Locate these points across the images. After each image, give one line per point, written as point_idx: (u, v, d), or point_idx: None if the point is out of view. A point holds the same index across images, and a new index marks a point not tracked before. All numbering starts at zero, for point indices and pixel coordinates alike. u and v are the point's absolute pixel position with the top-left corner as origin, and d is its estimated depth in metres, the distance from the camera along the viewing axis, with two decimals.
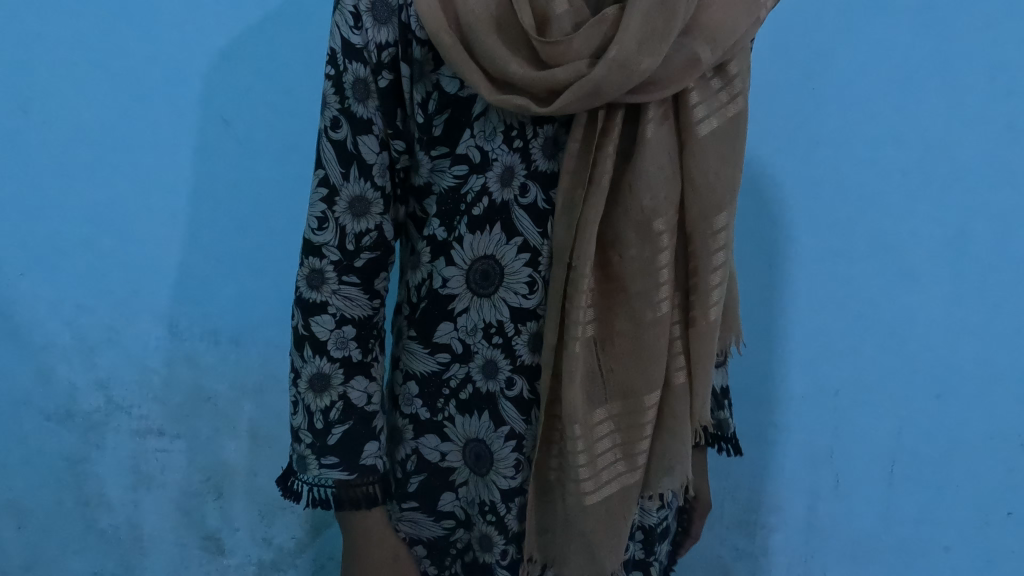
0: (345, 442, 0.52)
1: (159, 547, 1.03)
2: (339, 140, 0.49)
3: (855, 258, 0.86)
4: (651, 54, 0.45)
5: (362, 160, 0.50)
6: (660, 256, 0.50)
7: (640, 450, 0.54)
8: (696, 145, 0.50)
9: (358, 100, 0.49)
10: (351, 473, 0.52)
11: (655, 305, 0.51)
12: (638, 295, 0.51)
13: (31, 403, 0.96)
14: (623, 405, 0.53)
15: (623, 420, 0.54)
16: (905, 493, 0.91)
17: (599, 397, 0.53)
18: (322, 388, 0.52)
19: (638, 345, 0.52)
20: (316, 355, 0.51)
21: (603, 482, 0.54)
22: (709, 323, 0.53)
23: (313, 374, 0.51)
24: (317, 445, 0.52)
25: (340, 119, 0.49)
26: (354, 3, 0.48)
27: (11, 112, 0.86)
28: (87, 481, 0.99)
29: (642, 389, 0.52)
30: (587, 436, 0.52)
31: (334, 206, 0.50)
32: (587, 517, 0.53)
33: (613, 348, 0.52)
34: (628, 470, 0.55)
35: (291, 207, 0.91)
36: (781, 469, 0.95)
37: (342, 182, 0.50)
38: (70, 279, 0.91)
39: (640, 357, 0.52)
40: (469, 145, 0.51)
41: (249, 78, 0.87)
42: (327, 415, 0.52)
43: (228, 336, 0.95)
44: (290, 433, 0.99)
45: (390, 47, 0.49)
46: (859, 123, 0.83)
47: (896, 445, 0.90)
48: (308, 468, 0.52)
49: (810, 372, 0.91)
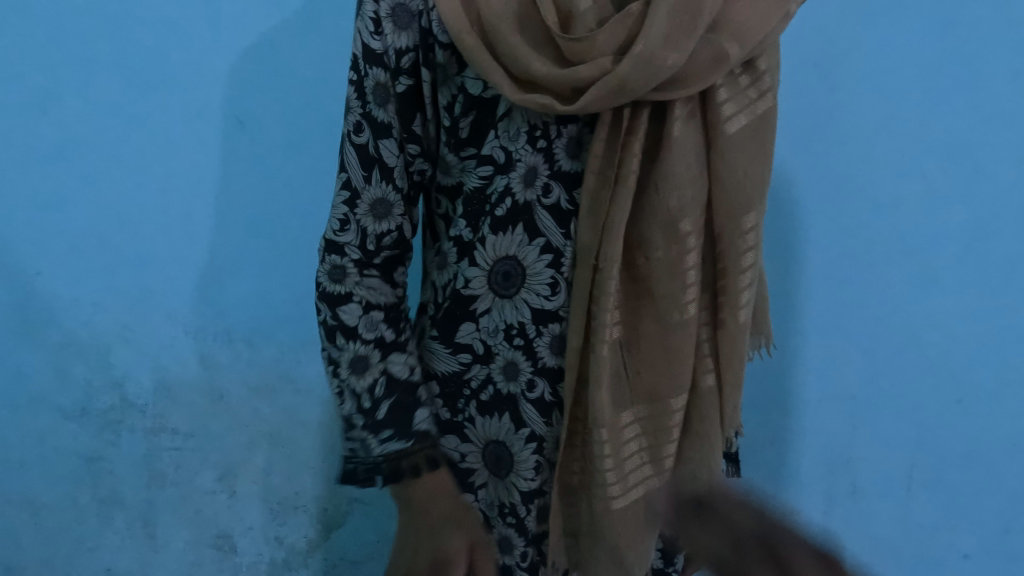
0: (396, 412, 0.50)
1: (173, 545, 1.03)
2: (362, 145, 0.48)
3: (875, 261, 0.84)
4: (676, 49, 0.45)
5: (383, 164, 0.49)
6: (687, 256, 0.50)
7: (666, 454, 0.54)
8: (723, 143, 0.49)
9: (379, 104, 0.48)
10: (408, 440, 0.50)
11: (682, 307, 0.50)
12: (664, 296, 0.50)
13: (47, 402, 0.96)
14: (650, 409, 0.53)
15: (649, 424, 0.53)
16: (925, 500, 0.89)
17: (625, 400, 0.52)
18: (363, 369, 0.50)
19: (664, 348, 0.51)
20: (349, 341, 0.49)
21: (629, 487, 0.53)
22: (738, 324, 0.52)
23: (352, 357, 0.50)
24: (370, 424, 0.50)
25: (362, 124, 0.48)
26: (374, 8, 0.47)
27: (29, 112, 0.86)
28: (102, 478, 1.00)
29: (668, 392, 0.52)
30: (614, 441, 0.51)
31: (355, 210, 0.49)
32: (615, 523, 0.53)
33: (639, 351, 0.52)
34: (655, 473, 0.55)
35: (305, 206, 0.91)
36: (796, 473, 0.94)
37: (364, 185, 0.48)
38: (87, 278, 0.91)
39: (667, 360, 0.51)
40: (495, 146, 0.50)
41: (264, 77, 0.86)
42: (372, 392, 0.50)
43: (243, 335, 0.95)
44: (304, 431, 0.99)
45: (410, 52, 0.49)
46: (881, 123, 0.81)
47: (916, 450, 0.88)
48: (368, 450, 0.50)
49: (824, 375, 0.90)
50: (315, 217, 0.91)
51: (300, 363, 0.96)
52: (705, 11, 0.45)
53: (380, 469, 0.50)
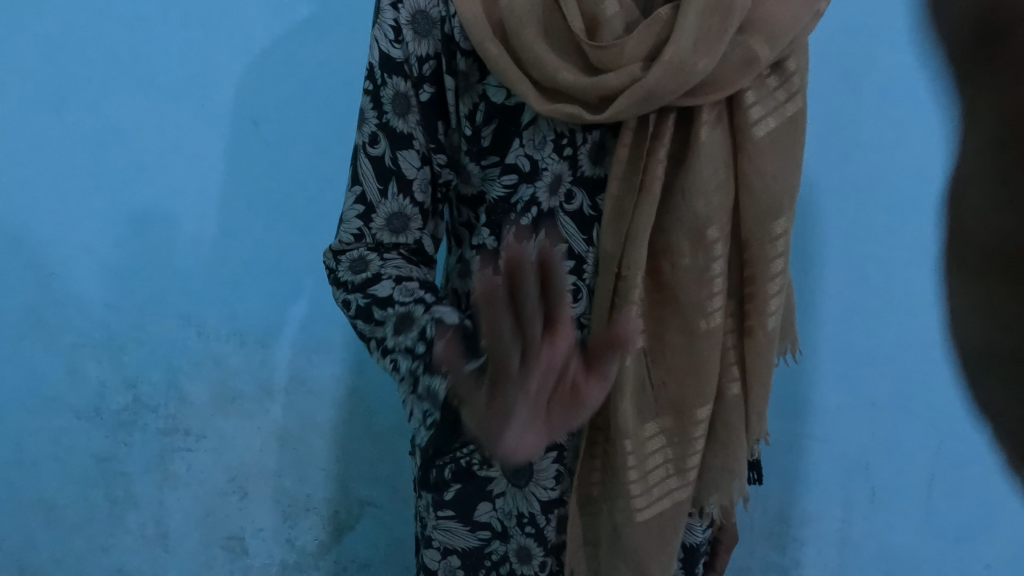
0: (456, 340, 0.43)
1: (185, 546, 1.03)
2: (378, 156, 0.48)
3: (896, 265, 0.83)
4: (707, 55, 0.44)
5: (401, 175, 0.49)
6: (713, 264, 0.49)
7: (691, 465, 0.53)
8: (751, 147, 0.48)
9: (399, 115, 0.48)
10: (480, 357, 0.42)
11: (707, 315, 0.49)
12: (689, 304, 0.49)
13: (60, 401, 0.96)
14: (675, 419, 0.52)
15: (674, 434, 0.53)
16: (948, 510, 0.87)
17: (650, 410, 0.52)
18: (408, 324, 0.46)
19: (689, 357, 0.50)
20: (384, 309, 0.47)
21: (653, 497, 0.53)
22: (767, 333, 0.51)
23: (396, 319, 0.46)
24: (429, 365, 0.43)
25: (379, 135, 0.48)
26: (394, 16, 0.47)
27: (46, 113, 0.86)
28: (115, 478, 1.00)
29: (693, 402, 0.51)
30: (637, 450, 0.51)
31: (370, 223, 0.49)
32: (637, 534, 0.52)
33: (664, 360, 0.51)
34: (681, 484, 0.53)
35: (319, 208, 0.91)
36: (813, 481, 0.93)
37: (380, 200, 0.49)
38: (101, 279, 0.91)
39: (692, 371, 0.51)
40: (519, 155, 0.49)
41: (279, 78, 0.86)
42: (424, 336, 0.44)
43: (255, 336, 0.95)
44: (316, 433, 0.99)
45: (431, 60, 0.49)
46: (904, 125, 0.79)
47: (938, 460, 0.86)
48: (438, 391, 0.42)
49: (843, 382, 0.88)
50: (329, 219, 0.91)
51: (313, 365, 0.96)
52: (736, 11, 0.45)
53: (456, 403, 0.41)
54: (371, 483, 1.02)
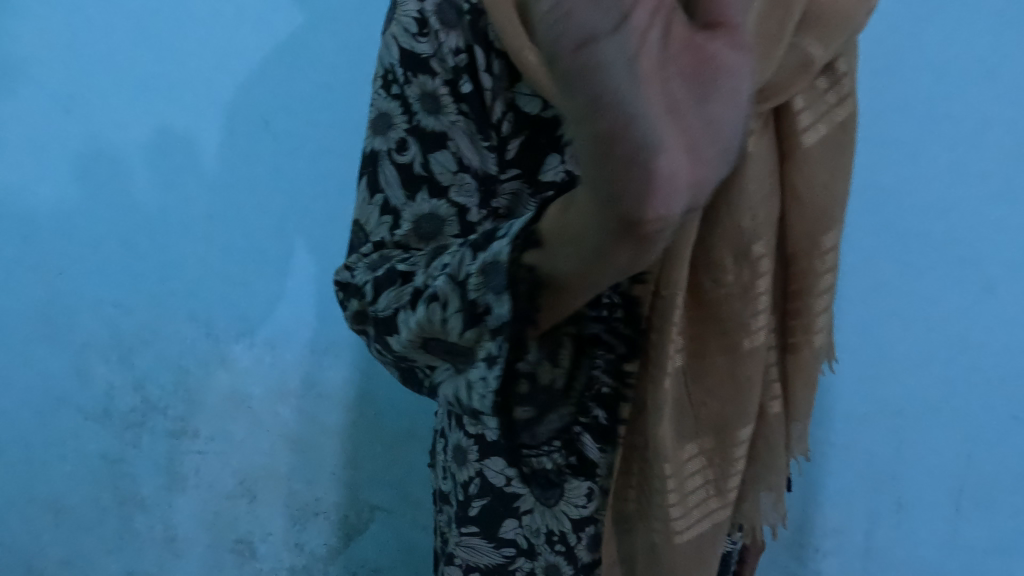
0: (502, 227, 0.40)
1: (194, 549, 1.01)
2: (405, 162, 0.46)
3: (926, 269, 0.80)
4: (766, 60, 0.41)
5: (432, 180, 0.46)
6: (758, 280, 0.46)
7: (731, 485, 0.52)
8: (800, 156, 0.46)
9: (429, 114, 0.47)
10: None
11: (751, 334, 0.48)
12: (733, 322, 0.47)
13: (68, 401, 0.95)
14: (715, 439, 0.50)
15: (714, 454, 0.51)
16: (975, 521, 0.85)
17: (690, 432, 0.49)
18: (440, 253, 0.41)
19: (732, 377, 0.48)
20: (411, 262, 0.42)
21: (693, 519, 0.51)
22: (814, 350, 0.51)
23: (427, 256, 0.42)
24: (480, 241, 0.37)
25: (408, 139, 0.46)
26: (419, 9, 0.47)
27: (53, 110, 0.85)
28: (123, 479, 0.98)
29: (736, 422, 0.50)
30: (677, 472, 0.48)
31: (397, 231, 0.45)
32: (674, 554, 0.50)
33: (704, 380, 0.49)
34: (721, 505, 0.52)
35: (330, 209, 0.89)
36: (835, 490, 0.90)
37: (406, 204, 0.45)
38: (110, 279, 0.90)
39: (733, 389, 0.49)
40: (559, 169, 0.46)
41: (290, 74, 0.84)
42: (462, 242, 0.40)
43: (265, 339, 0.93)
44: (326, 436, 0.97)
45: (462, 53, 0.47)
46: (936, 125, 0.77)
47: (967, 470, 0.84)
48: (499, 256, 0.35)
49: (865, 390, 0.86)
50: (340, 218, 0.89)
51: (324, 368, 0.94)
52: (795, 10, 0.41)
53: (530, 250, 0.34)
54: (382, 488, 1.00)
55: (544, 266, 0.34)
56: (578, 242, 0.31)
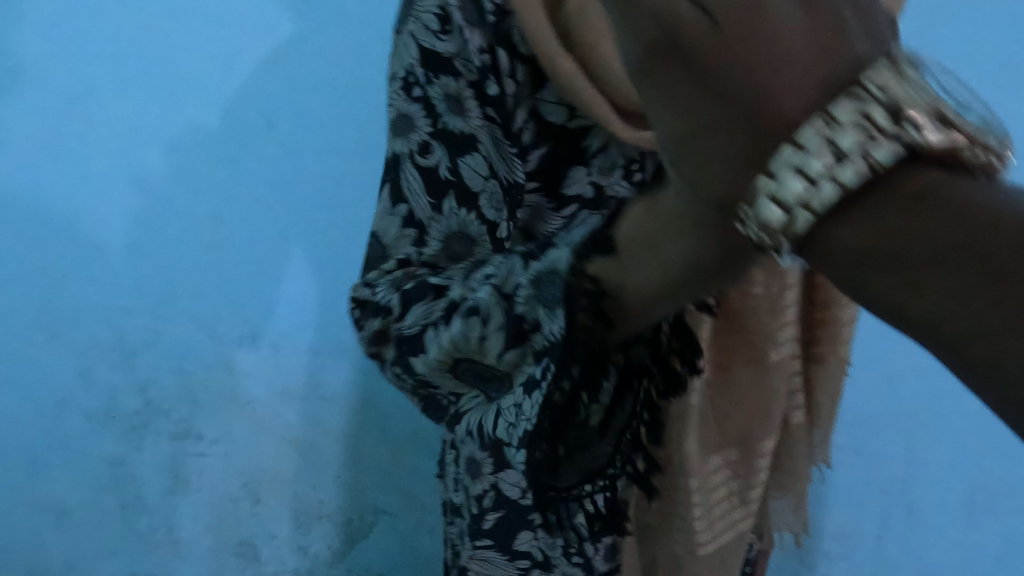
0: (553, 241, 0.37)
1: (196, 552, 0.97)
2: (429, 166, 0.43)
3: None
4: None
5: (461, 187, 0.44)
6: (785, 294, 0.43)
7: (755, 495, 0.50)
8: None
9: (454, 116, 0.44)
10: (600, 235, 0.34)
11: (777, 347, 0.45)
12: (762, 336, 0.44)
13: (70, 404, 0.94)
14: (740, 451, 0.48)
15: (738, 466, 0.49)
16: (988, 526, 0.84)
17: (715, 445, 0.47)
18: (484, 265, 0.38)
19: (757, 388, 0.47)
20: (445, 275, 0.40)
21: (718, 532, 0.48)
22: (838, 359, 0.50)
23: (465, 270, 0.40)
24: (534, 252, 0.34)
25: (432, 142, 0.44)
26: (442, 5, 0.45)
27: (58, 111, 0.84)
28: (126, 482, 0.96)
29: (760, 433, 0.48)
30: (703, 486, 0.46)
31: (425, 246, 0.43)
32: (697, 565, 0.48)
33: (728, 393, 0.46)
34: (744, 516, 0.51)
35: (334, 211, 0.89)
36: (848, 495, 0.88)
37: (432, 217, 0.43)
38: (112, 280, 0.89)
39: (759, 399, 0.47)
40: (584, 183, 0.47)
41: (298, 78, 0.85)
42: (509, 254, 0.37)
43: (269, 341, 0.92)
44: (331, 438, 0.97)
45: (485, 53, 0.45)
46: None
47: (979, 473, 0.83)
48: (557, 265, 0.32)
49: (880, 394, 0.86)
50: (346, 219, 0.89)
51: (329, 369, 0.94)
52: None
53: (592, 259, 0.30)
54: (387, 488, 0.99)
55: (613, 278, 0.30)
56: (658, 254, 0.28)
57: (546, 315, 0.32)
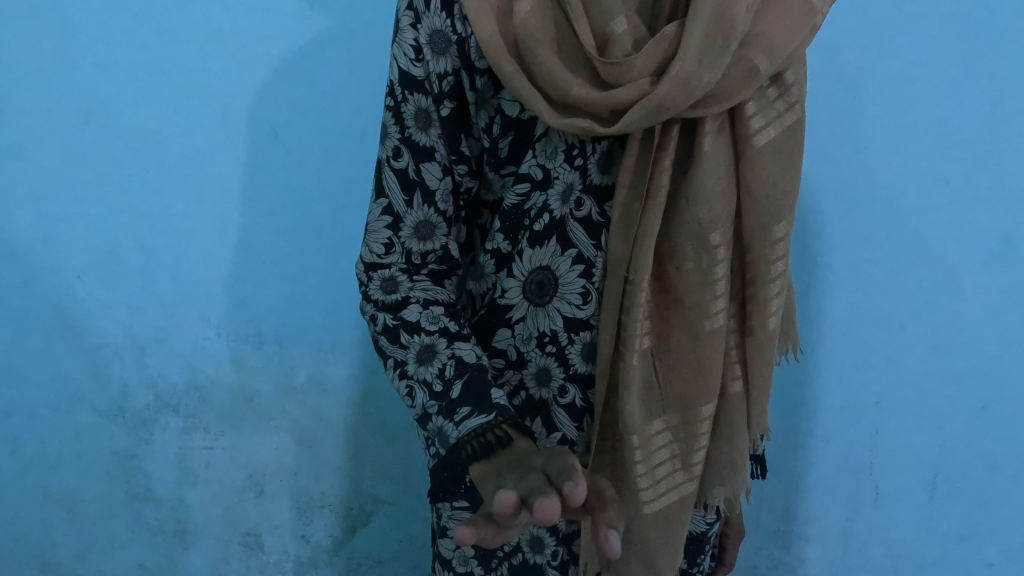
0: (470, 390, 0.47)
1: (202, 541, 1.06)
2: (401, 168, 0.51)
3: (898, 268, 0.85)
4: (712, 68, 0.49)
5: (424, 186, 0.52)
6: (716, 267, 0.55)
7: (696, 459, 0.60)
8: (752, 154, 0.54)
9: (421, 129, 0.52)
10: (490, 413, 0.46)
11: (711, 317, 0.56)
12: (693, 306, 0.56)
13: (85, 400, 0.99)
14: (681, 415, 0.59)
15: (679, 430, 0.59)
16: (949, 509, 0.89)
17: (657, 409, 0.58)
18: (430, 358, 0.49)
19: (695, 357, 0.57)
20: (411, 335, 0.49)
21: (661, 491, 0.59)
22: (767, 332, 0.58)
23: (420, 349, 0.49)
24: (445, 408, 0.47)
25: (402, 148, 0.51)
26: (414, 36, 0.50)
27: (71, 121, 0.89)
28: (136, 475, 1.03)
29: (698, 400, 0.58)
30: (645, 445, 0.57)
31: (399, 232, 0.52)
32: (644, 524, 0.59)
33: (669, 359, 0.57)
34: (686, 479, 0.60)
35: (333, 216, 0.93)
36: (819, 479, 0.94)
37: (406, 210, 0.52)
38: (125, 282, 0.95)
39: (697, 368, 0.57)
40: (532, 164, 0.54)
41: (296, 85, 0.89)
42: (444, 374, 0.48)
43: (272, 338, 0.97)
44: (331, 432, 1.01)
45: (449, 76, 0.52)
46: (905, 130, 0.81)
47: (938, 457, 0.88)
48: (448, 432, 0.47)
49: (846, 382, 0.90)
50: (343, 222, 0.94)
51: (329, 365, 0.99)
52: (738, 31, 0.49)
53: (461, 453, 0.45)
54: (383, 481, 1.04)
55: None
56: None
57: (437, 452, 0.48)
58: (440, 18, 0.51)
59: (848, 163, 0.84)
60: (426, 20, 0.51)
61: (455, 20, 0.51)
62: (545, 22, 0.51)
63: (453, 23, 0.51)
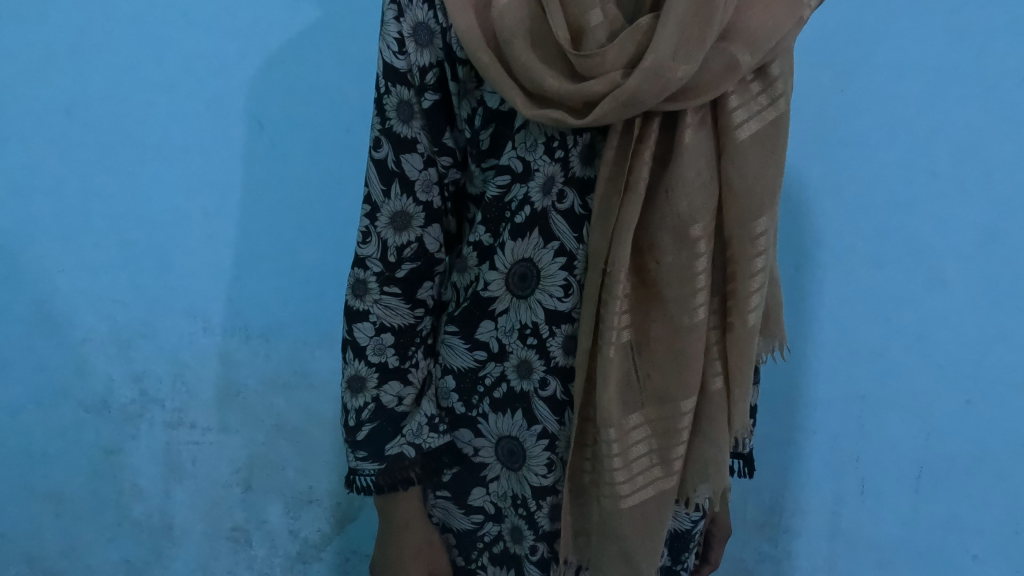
0: (371, 438, 0.58)
1: (190, 537, 1.05)
2: (381, 158, 0.53)
3: (884, 264, 0.85)
4: (686, 61, 0.48)
5: (404, 176, 0.53)
6: (696, 261, 0.55)
7: (675, 455, 0.59)
8: (733, 148, 0.54)
9: (402, 121, 0.53)
10: (381, 463, 0.57)
11: (691, 311, 0.56)
12: (673, 300, 0.56)
13: (68, 394, 0.98)
14: (660, 410, 0.59)
15: (658, 426, 0.59)
16: (933, 501, 0.89)
17: (635, 402, 0.58)
18: (358, 390, 0.57)
19: (674, 350, 0.56)
20: (355, 357, 0.57)
21: (639, 486, 0.59)
22: (746, 327, 0.57)
23: (354, 374, 0.57)
24: (351, 442, 0.58)
25: (382, 139, 0.53)
26: (397, 29, 0.51)
27: (51, 112, 0.88)
28: (122, 470, 1.02)
29: (678, 395, 0.57)
30: (622, 439, 0.57)
31: (376, 222, 0.54)
32: (621, 518, 0.58)
33: (648, 352, 0.57)
34: (665, 474, 0.60)
35: (318, 209, 0.92)
36: (806, 473, 0.95)
37: (384, 200, 0.54)
38: (108, 275, 0.93)
39: (675, 363, 0.57)
40: (512, 156, 0.54)
41: (279, 76, 0.88)
42: (362, 411, 0.57)
43: (259, 332, 0.97)
44: (317, 427, 1.01)
45: (433, 69, 0.52)
46: (890, 125, 0.81)
47: (923, 450, 0.88)
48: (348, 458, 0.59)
49: (834, 375, 0.90)
50: (328, 216, 0.93)
51: (316, 360, 0.98)
52: (716, 21, 0.48)
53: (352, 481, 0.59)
54: None
55: None
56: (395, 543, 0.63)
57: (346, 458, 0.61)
58: (423, 10, 0.51)
59: (834, 158, 0.84)
60: (409, 13, 0.51)
61: (437, 11, 0.52)
62: (522, 12, 0.50)
63: (436, 15, 0.52)
